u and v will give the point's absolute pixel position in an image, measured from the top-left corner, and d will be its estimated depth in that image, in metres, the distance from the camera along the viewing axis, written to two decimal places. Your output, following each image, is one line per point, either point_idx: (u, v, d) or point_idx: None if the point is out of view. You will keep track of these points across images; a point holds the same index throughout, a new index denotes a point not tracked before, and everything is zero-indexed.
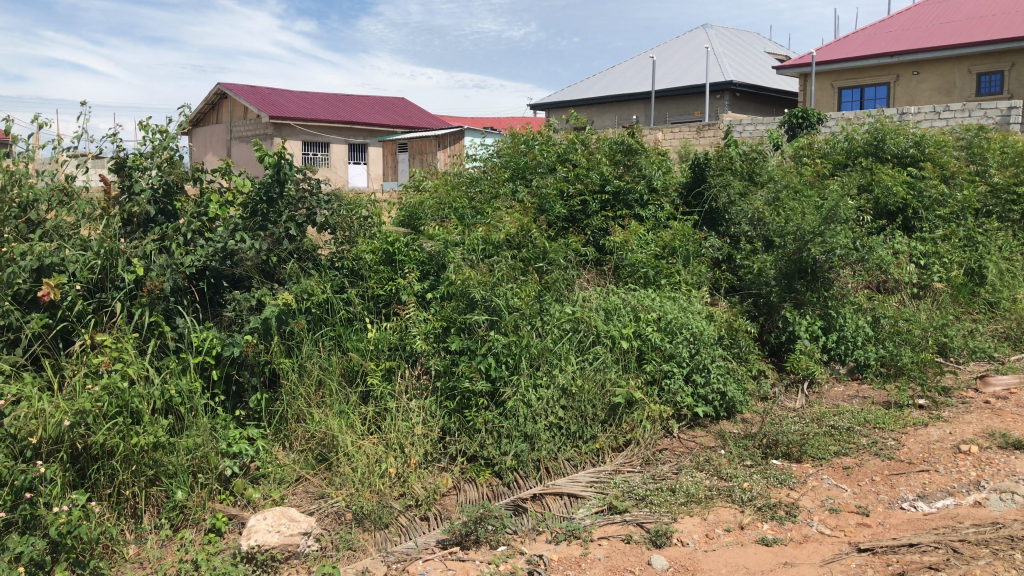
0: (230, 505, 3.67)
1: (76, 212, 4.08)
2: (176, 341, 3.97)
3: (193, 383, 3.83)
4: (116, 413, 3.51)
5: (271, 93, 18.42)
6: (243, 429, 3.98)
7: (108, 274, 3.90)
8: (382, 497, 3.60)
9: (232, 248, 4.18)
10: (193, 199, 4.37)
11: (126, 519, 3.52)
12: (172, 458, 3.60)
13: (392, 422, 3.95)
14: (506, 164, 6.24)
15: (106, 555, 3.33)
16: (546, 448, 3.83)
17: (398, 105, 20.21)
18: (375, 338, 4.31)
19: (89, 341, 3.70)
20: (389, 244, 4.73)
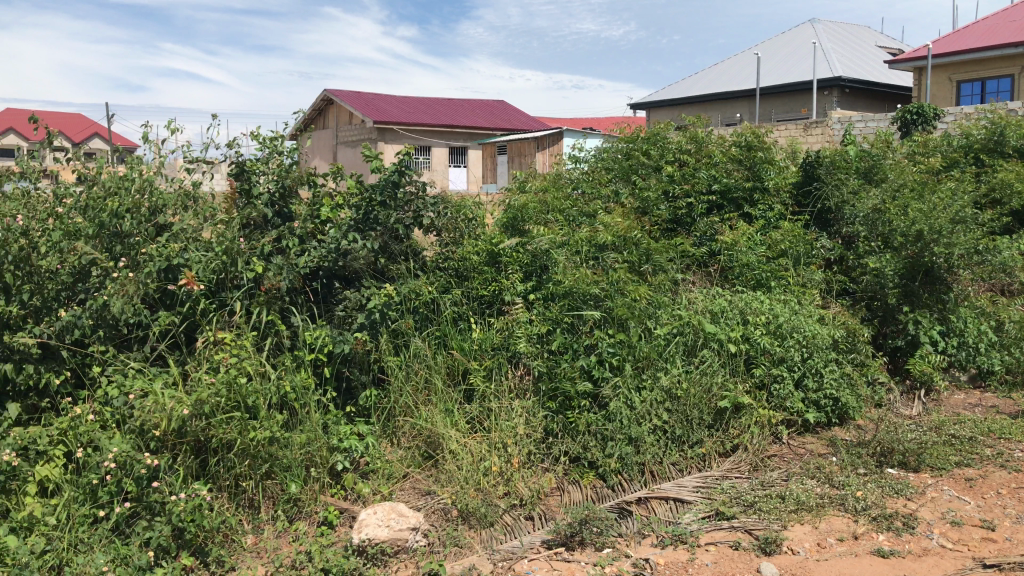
0: (341, 499, 3.79)
1: (199, 216, 4.25)
2: (290, 340, 4.13)
3: (306, 379, 3.97)
4: (233, 407, 3.67)
5: (376, 98, 18.87)
6: (353, 424, 4.10)
7: (229, 274, 4.09)
8: (487, 495, 3.63)
9: (345, 248, 4.30)
10: (307, 202, 4.55)
11: (244, 510, 3.66)
12: (287, 451, 3.73)
13: (496, 421, 3.98)
14: (609, 166, 6.25)
15: (226, 543, 3.47)
16: (651, 451, 3.80)
17: (498, 107, 20.37)
18: (479, 338, 4.35)
19: (211, 337, 3.88)
20: (493, 245, 4.77)
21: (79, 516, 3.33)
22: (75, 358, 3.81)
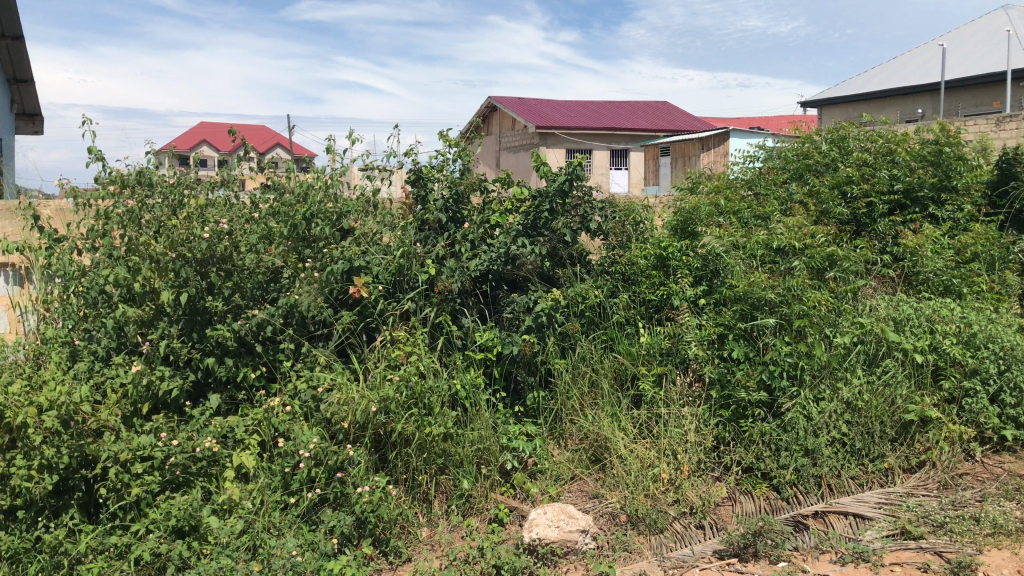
0: (510, 497, 3.87)
1: (378, 221, 4.51)
2: (461, 339, 4.27)
3: (476, 378, 4.09)
4: (411, 405, 3.82)
5: (538, 104, 19.10)
6: (521, 424, 4.19)
7: (406, 276, 4.28)
8: (655, 501, 3.62)
9: (515, 253, 4.38)
10: (478, 207, 4.67)
11: (420, 503, 3.81)
12: (459, 448, 3.86)
13: (665, 428, 3.93)
14: (784, 164, 5.99)
15: (403, 535, 3.63)
16: (828, 464, 3.66)
17: (661, 109, 20.12)
18: (647, 342, 4.32)
19: (389, 336, 4.08)
20: (662, 249, 4.58)
21: (272, 501, 3.58)
22: (268, 354, 4.09)
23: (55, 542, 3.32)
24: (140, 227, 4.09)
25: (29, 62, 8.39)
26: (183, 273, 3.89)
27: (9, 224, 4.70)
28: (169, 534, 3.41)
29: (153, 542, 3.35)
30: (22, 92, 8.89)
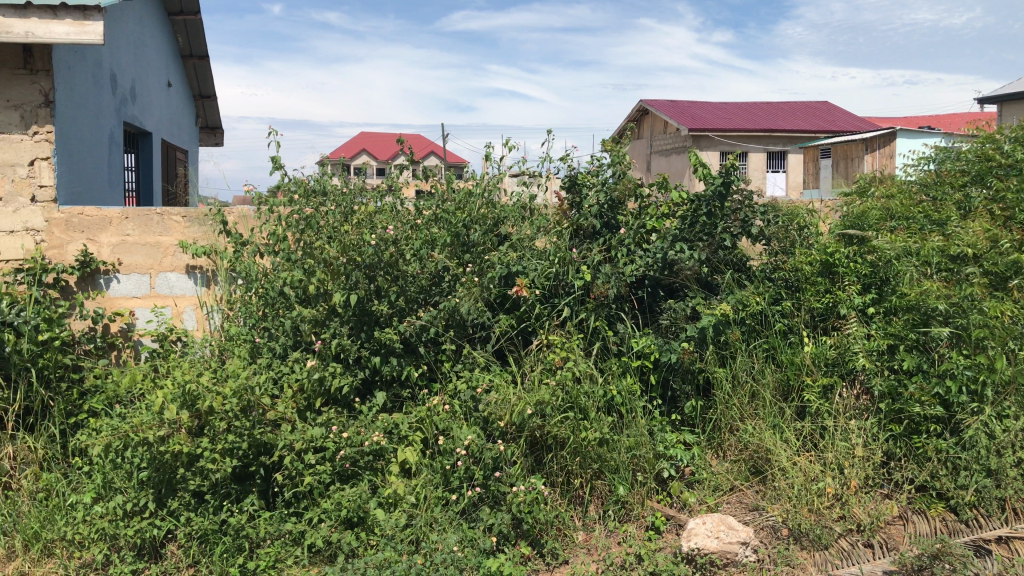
0: (667, 506, 3.86)
1: (533, 226, 4.56)
2: (617, 345, 4.27)
3: (632, 385, 4.09)
4: (567, 408, 3.86)
5: (692, 107, 18.77)
6: (679, 433, 4.16)
7: (562, 282, 4.32)
8: (820, 517, 3.52)
9: (673, 258, 4.34)
10: (635, 213, 4.58)
11: (575, 506, 3.85)
12: (615, 454, 3.86)
13: (830, 441, 3.84)
14: (964, 166, 5.61)
15: (559, 537, 3.67)
16: (1014, 487, 3.47)
17: (822, 109, 19.35)
18: (812, 352, 4.16)
19: (544, 341, 4.15)
20: (828, 254, 4.40)
21: (434, 497, 3.70)
22: (430, 355, 4.26)
23: (238, 526, 3.56)
24: (316, 232, 4.37)
25: (211, 79, 9.00)
26: (353, 277, 4.12)
27: (199, 229, 4.99)
28: (340, 524, 3.66)
29: (325, 529, 3.60)
30: (205, 107, 9.55)
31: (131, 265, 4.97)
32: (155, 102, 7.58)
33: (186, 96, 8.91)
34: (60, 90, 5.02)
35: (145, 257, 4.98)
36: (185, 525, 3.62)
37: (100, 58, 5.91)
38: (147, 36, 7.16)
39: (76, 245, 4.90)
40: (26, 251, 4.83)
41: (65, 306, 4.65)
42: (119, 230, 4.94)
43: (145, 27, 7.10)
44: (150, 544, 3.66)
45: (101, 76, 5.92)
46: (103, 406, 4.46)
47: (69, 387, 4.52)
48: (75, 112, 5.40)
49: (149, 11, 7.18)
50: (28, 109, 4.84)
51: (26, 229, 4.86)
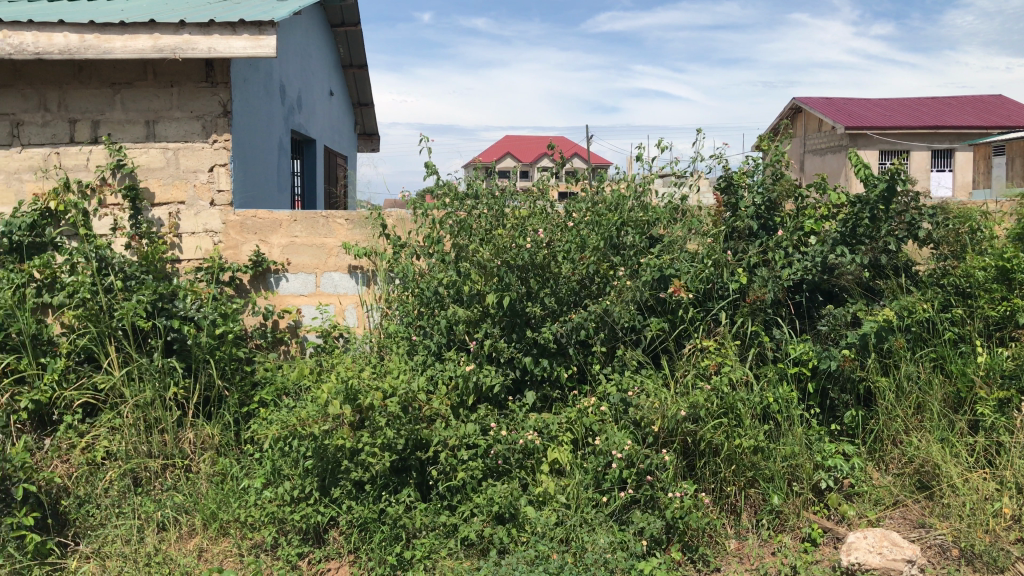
0: (824, 518, 3.75)
1: (686, 228, 4.50)
2: (773, 351, 4.20)
3: (790, 393, 3.97)
4: (721, 414, 3.83)
5: (848, 104, 18.00)
6: (838, 443, 4.00)
7: (716, 285, 4.29)
8: (995, 537, 3.36)
9: (833, 262, 4.20)
10: (793, 214, 4.47)
11: (728, 514, 3.79)
12: (769, 463, 3.78)
13: (1007, 459, 3.67)
14: None
15: (711, 544, 3.63)
16: None
17: (994, 102, 18.12)
18: (986, 362, 3.94)
19: (698, 345, 4.13)
20: (1005, 259, 4.17)
21: (585, 497, 3.74)
22: (580, 356, 4.30)
23: (395, 517, 3.71)
24: (470, 235, 4.51)
25: (370, 87, 9.41)
26: (506, 279, 4.21)
27: (360, 230, 5.23)
28: (491, 519, 3.74)
29: (477, 525, 3.70)
30: (364, 115, 9.99)
31: (300, 264, 5.27)
32: (319, 110, 8.00)
33: (346, 105, 9.34)
34: (237, 101, 5.37)
35: (312, 257, 5.27)
36: (347, 513, 3.83)
37: (272, 70, 6.29)
38: (313, 48, 7.56)
39: (249, 245, 5.24)
40: (207, 251, 5.24)
41: (240, 303, 4.99)
42: (288, 232, 5.25)
43: (311, 38, 7.49)
44: (314, 530, 3.89)
45: (272, 86, 6.30)
46: (272, 396, 4.76)
47: (243, 378, 4.85)
48: (250, 120, 5.77)
49: (315, 24, 7.57)
50: (209, 119, 5.22)
51: (206, 231, 5.25)
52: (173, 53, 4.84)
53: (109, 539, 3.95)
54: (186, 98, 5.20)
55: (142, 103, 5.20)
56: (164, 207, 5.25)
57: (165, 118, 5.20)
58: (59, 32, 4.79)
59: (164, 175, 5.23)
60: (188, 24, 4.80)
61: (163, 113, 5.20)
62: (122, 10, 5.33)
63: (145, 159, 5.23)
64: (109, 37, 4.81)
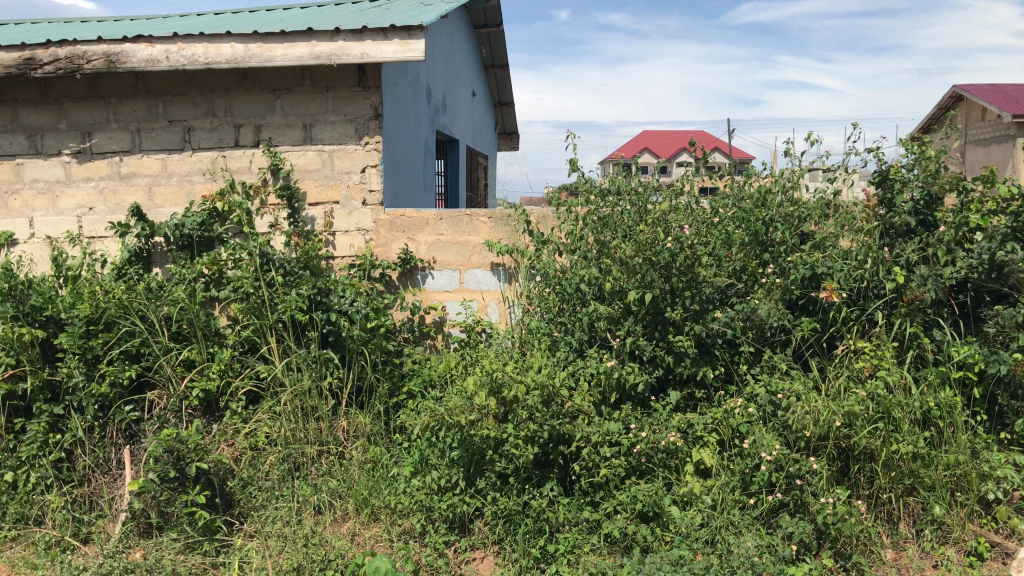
0: (992, 531, 3.57)
1: (839, 225, 4.36)
2: (934, 353, 4.02)
3: (953, 397, 3.81)
4: (878, 418, 3.69)
5: (1015, 90, 16.82)
6: (1008, 453, 3.79)
7: (871, 285, 4.13)
8: None
9: (1001, 259, 3.90)
10: (956, 209, 4.24)
11: (884, 523, 3.65)
12: (930, 471, 3.63)
13: None
14: None
15: (865, 552, 3.52)
16: None
17: None
18: None
19: (852, 346, 4.04)
20: None
21: (732, 500, 3.70)
22: (726, 356, 4.24)
23: (540, 510, 3.78)
24: (614, 232, 4.51)
25: (511, 87, 9.55)
26: (649, 276, 4.16)
27: (503, 228, 5.32)
28: (636, 517, 3.76)
29: (622, 521, 3.73)
30: (504, 114, 10.15)
31: (445, 261, 5.41)
32: (463, 111, 8.19)
33: (488, 105, 9.52)
34: (387, 104, 5.58)
35: (457, 255, 5.40)
36: (491, 504, 3.91)
37: (420, 73, 6.49)
38: (458, 51, 7.75)
39: (399, 243, 5.43)
40: (359, 249, 5.48)
41: (389, 298, 5.19)
42: (435, 230, 5.39)
43: (456, 40, 7.67)
44: (460, 519, 3.99)
45: (419, 89, 6.50)
46: (419, 388, 4.92)
47: (391, 370, 5.05)
48: (399, 122, 5.98)
49: (460, 28, 7.76)
50: (362, 122, 5.43)
51: (359, 229, 5.48)
52: (329, 59, 5.07)
53: (269, 519, 4.20)
54: (341, 102, 5.44)
55: (301, 108, 5.47)
56: (319, 206, 5.52)
57: (321, 122, 5.46)
58: (226, 42, 5.10)
59: (320, 176, 5.50)
60: (343, 31, 5.02)
61: (319, 117, 5.46)
62: (281, 21, 5.64)
63: (303, 161, 5.51)
64: (272, 46, 5.09)
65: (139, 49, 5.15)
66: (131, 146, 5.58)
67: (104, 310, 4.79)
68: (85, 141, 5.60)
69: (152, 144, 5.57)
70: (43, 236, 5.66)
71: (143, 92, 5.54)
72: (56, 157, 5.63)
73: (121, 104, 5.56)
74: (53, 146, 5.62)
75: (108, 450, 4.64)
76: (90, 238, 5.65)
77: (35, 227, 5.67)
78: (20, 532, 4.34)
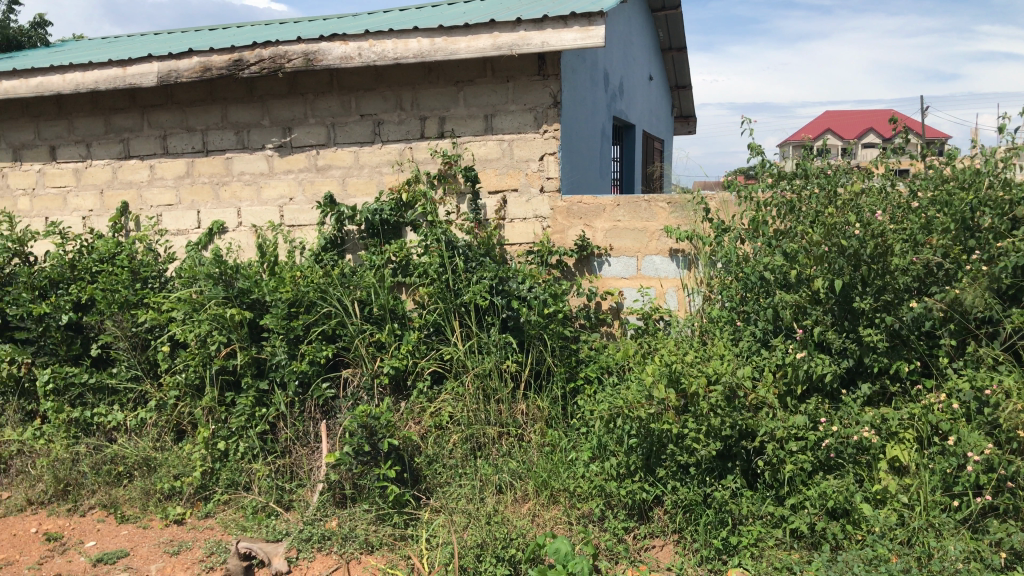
0: None
1: None
2: None
3: None
4: None
5: None
6: None
7: None
8: None
9: None
10: None
11: None
12: None
13: None
14: None
15: None
16: None
17: None
18: None
19: None
20: None
21: (931, 501, 3.53)
22: (923, 348, 4.00)
23: (721, 502, 3.71)
24: (800, 218, 4.34)
25: (688, 69, 9.36)
26: (839, 263, 3.98)
27: (682, 213, 5.23)
28: (824, 513, 3.63)
29: (809, 516, 3.62)
30: (681, 96, 9.97)
31: (622, 248, 5.40)
32: (639, 95, 8.12)
33: (664, 88, 9.35)
34: (566, 91, 5.62)
35: (634, 241, 5.38)
36: (671, 493, 3.88)
37: (597, 58, 6.49)
38: (635, 35, 7.68)
39: (575, 230, 5.48)
40: (535, 236, 5.58)
41: (566, 285, 5.24)
42: (612, 217, 5.39)
43: (633, 24, 7.60)
44: (640, 507, 4.00)
45: (597, 75, 6.50)
46: (597, 374, 4.94)
47: (568, 356, 5.09)
48: (577, 108, 6.00)
49: (638, 13, 7.67)
50: (541, 111, 5.50)
51: (536, 216, 5.57)
52: (510, 49, 5.16)
53: (455, 496, 4.36)
54: (521, 91, 5.53)
55: (483, 99, 5.61)
56: (496, 194, 5.64)
57: (502, 112, 5.58)
58: (413, 37, 5.31)
59: (500, 165, 5.62)
60: (524, 22, 5.09)
61: (500, 107, 5.58)
62: (464, 14, 5.79)
63: (483, 151, 5.65)
64: (456, 39, 5.24)
65: (334, 48, 5.45)
66: (326, 140, 5.93)
67: (304, 293, 5.13)
68: (286, 135, 6.00)
69: (345, 137, 5.89)
70: (250, 225, 6.12)
71: (337, 88, 5.86)
72: (260, 151, 6.06)
73: (317, 100, 5.91)
74: (258, 141, 6.06)
75: (306, 424, 4.93)
76: (291, 226, 6.06)
77: (242, 217, 6.14)
78: (231, 496, 4.74)
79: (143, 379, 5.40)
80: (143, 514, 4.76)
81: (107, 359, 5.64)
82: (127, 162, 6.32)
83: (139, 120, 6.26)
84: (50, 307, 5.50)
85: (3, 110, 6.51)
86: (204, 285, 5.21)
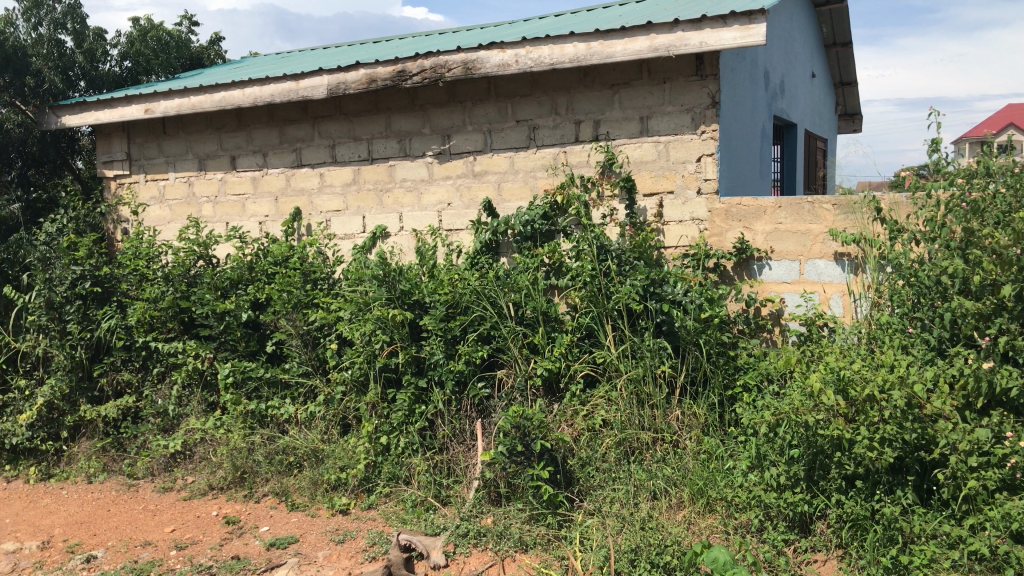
0: None
1: None
2: None
3: None
4: None
5: None
6: None
7: None
8: None
9: None
10: None
11: None
12: None
13: None
14: None
15: None
16: None
17: None
18: None
19: None
20: None
21: None
22: None
23: (891, 518, 3.56)
24: (982, 219, 4.06)
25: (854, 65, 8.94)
26: None
27: (850, 217, 5.02)
28: (1008, 537, 3.36)
29: (991, 538, 3.37)
30: (846, 94, 9.52)
31: (784, 251, 5.23)
32: (801, 93, 7.83)
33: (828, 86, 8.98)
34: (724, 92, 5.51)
35: (796, 244, 5.20)
36: (836, 506, 3.76)
37: (757, 57, 6.31)
38: (797, 32, 7.42)
39: (734, 232, 5.35)
40: (692, 239, 5.49)
41: (723, 289, 5.14)
42: (773, 219, 5.23)
43: (795, 21, 7.34)
44: (801, 518, 3.87)
45: (756, 74, 6.33)
46: (756, 381, 4.80)
47: (725, 362, 4.97)
48: (736, 108, 5.86)
49: (800, 8, 7.41)
50: (698, 111, 5.42)
51: (692, 219, 5.48)
52: (668, 50, 5.10)
53: (609, 500, 4.36)
54: (677, 93, 5.47)
55: (639, 101, 5.58)
56: (652, 196, 5.59)
57: (658, 114, 5.53)
58: (570, 43, 5.35)
59: (656, 167, 5.57)
60: (682, 22, 5.02)
61: (656, 109, 5.54)
62: (621, 18, 5.79)
63: (639, 153, 5.62)
64: (612, 42, 5.24)
65: (492, 55, 5.57)
66: (483, 146, 6.07)
67: (462, 295, 5.28)
68: (445, 142, 6.18)
69: (502, 142, 6.00)
70: (411, 229, 6.35)
71: (495, 95, 5.99)
72: (421, 158, 6.28)
73: (475, 107, 6.07)
74: (419, 148, 6.28)
75: (463, 421, 5.08)
76: (449, 230, 6.24)
77: (404, 221, 6.38)
78: (393, 489, 4.94)
79: (313, 375, 5.69)
80: (311, 503, 5.04)
81: (280, 356, 6.01)
82: (299, 170, 6.71)
83: (310, 131, 6.64)
84: (232, 305, 5.92)
85: (190, 123, 7.06)
86: (369, 286, 5.45)
